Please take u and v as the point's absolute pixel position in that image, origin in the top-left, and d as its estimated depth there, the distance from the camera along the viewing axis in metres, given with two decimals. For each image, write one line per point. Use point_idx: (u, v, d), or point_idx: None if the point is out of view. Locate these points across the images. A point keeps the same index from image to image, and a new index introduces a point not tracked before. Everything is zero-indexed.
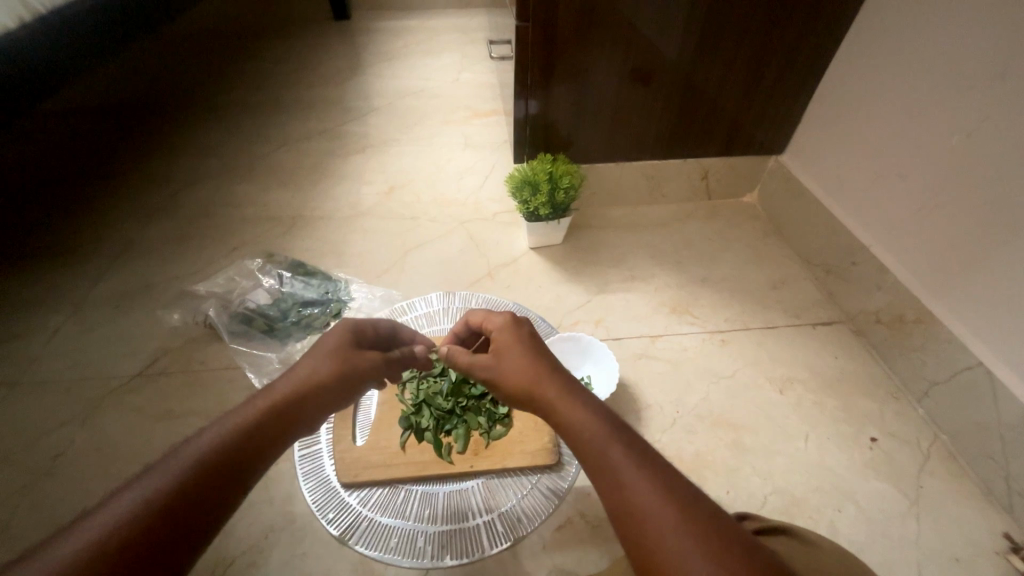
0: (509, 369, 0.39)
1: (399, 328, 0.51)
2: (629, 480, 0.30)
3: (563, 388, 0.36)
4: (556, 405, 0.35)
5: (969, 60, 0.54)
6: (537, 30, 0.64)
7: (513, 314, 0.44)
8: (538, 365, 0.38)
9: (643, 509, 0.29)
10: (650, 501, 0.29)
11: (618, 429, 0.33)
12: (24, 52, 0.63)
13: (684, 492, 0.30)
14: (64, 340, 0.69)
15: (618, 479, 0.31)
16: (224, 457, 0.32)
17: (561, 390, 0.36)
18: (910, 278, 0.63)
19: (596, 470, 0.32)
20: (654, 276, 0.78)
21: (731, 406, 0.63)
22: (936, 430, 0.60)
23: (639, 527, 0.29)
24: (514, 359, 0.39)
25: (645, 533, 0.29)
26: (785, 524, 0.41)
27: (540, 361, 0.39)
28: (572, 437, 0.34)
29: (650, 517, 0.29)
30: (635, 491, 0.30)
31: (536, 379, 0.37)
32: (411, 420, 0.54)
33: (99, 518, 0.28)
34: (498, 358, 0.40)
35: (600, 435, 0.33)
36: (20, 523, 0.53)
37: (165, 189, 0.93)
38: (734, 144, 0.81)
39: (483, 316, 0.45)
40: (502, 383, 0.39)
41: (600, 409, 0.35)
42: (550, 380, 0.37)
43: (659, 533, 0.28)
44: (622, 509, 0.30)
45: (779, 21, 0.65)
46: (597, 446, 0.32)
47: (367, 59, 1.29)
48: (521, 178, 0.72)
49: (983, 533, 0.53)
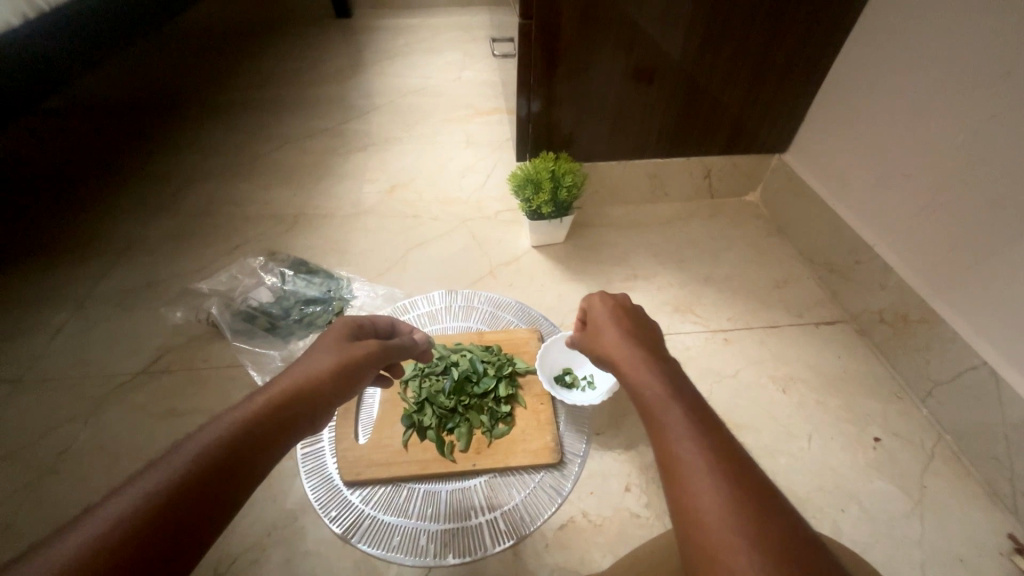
0: (605, 342, 0.42)
1: (395, 323, 0.53)
2: (677, 438, 0.30)
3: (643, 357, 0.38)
4: (630, 369, 0.37)
5: (974, 59, 0.53)
6: (540, 28, 0.64)
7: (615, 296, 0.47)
8: (625, 341, 0.40)
9: (687, 465, 0.29)
10: (694, 461, 0.29)
11: (684, 396, 0.34)
12: (24, 48, 0.63)
13: (732, 458, 0.30)
14: (67, 338, 0.70)
15: (668, 435, 0.31)
16: (229, 452, 0.33)
17: (638, 359, 0.38)
18: (914, 277, 0.63)
19: (653, 425, 0.32)
20: (657, 275, 0.78)
21: (734, 406, 0.62)
22: (941, 430, 0.60)
23: (678, 480, 0.29)
24: (609, 334, 0.42)
25: (682, 485, 0.29)
26: None
27: (630, 338, 0.41)
28: (637, 394, 0.35)
29: (692, 472, 0.29)
30: (682, 449, 0.30)
31: (620, 349, 0.40)
32: (414, 419, 0.56)
33: (99, 515, 0.27)
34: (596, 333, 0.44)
35: (664, 397, 0.33)
36: (24, 520, 0.53)
37: (167, 187, 0.93)
38: (737, 143, 0.81)
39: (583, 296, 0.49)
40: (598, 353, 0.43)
41: (671, 377, 0.35)
42: (635, 351, 0.39)
43: (694, 486, 0.28)
44: (666, 462, 0.30)
45: (784, 18, 0.65)
46: (657, 404, 0.33)
47: (369, 57, 1.29)
48: (524, 177, 0.72)
49: (987, 533, 0.52)
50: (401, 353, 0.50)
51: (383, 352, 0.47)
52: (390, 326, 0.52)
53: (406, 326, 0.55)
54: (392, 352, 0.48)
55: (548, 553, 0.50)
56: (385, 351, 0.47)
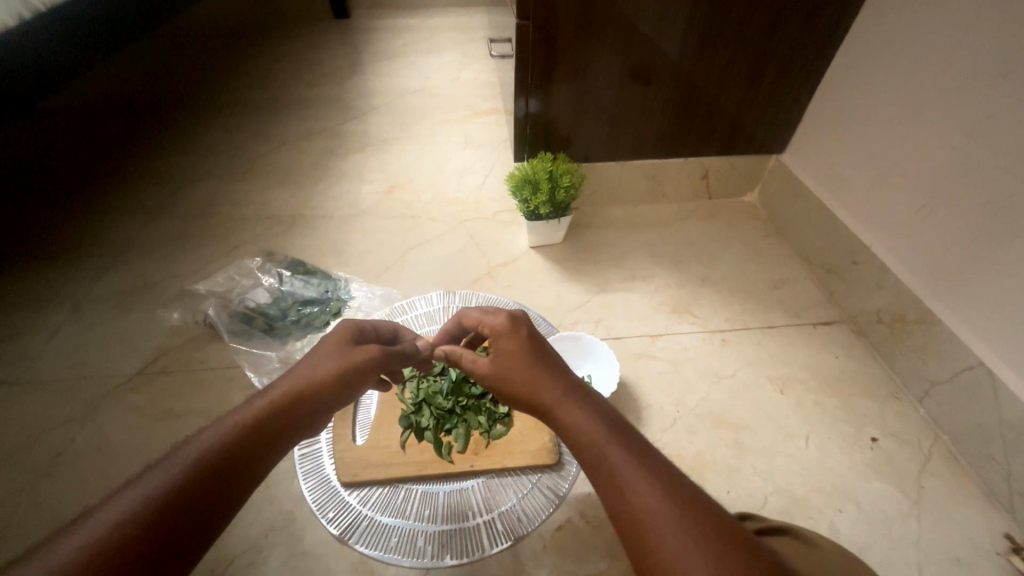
0: (516, 375, 0.38)
1: (400, 330, 0.52)
2: (632, 484, 0.29)
3: (565, 389, 0.35)
4: (555, 406, 0.35)
5: (971, 59, 0.54)
6: (537, 28, 0.64)
7: (508, 312, 0.43)
8: (541, 368, 0.37)
9: (645, 513, 0.28)
10: (651, 505, 0.28)
11: (619, 432, 0.33)
12: (21, 48, 0.63)
13: (685, 494, 0.29)
14: (64, 339, 0.69)
15: (622, 483, 0.30)
16: (224, 458, 0.32)
17: (564, 394, 0.35)
18: (911, 278, 0.63)
19: (597, 471, 0.31)
20: (654, 275, 0.78)
21: (731, 406, 0.62)
22: (937, 430, 0.60)
23: (641, 531, 0.28)
24: (519, 366, 0.38)
25: (645, 535, 0.28)
26: (786, 525, 0.42)
27: (543, 364, 0.37)
28: (576, 439, 0.33)
29: (652, 520, 0.28)
30: (637, 495, 0.29)
31: (535, 381, 0.36)
32: (411, 419, 0.55)
33: (101, 517, 0.27)
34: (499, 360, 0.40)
35: (604, 439, 0.32)
36: (20, 523, 0.53)
37: (165, 187, 0.93)
38: (735, 143, 0.81)
39: (481, 314, 0.45)
40: (504, 386, 0.39)
41: (604, 412, 0.34)
42: (552, 383, 0.36)
43: (658, 532, 0.27)
44: (624, 513, 0.29)
45: (782, 19, 0.65)
46: (600, 449, 0.31)
47: (367, 58, 1.29)
48: (522, 177, 0.72)
49: (984, 532, 0.53)
50: (407, 358, 0.48)
51: (385, 358, 0.45)
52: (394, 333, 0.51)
53: (411, 333, 0.54)
54: (396, 358, 0.47)
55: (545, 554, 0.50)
56: (388, 354, 0.45)
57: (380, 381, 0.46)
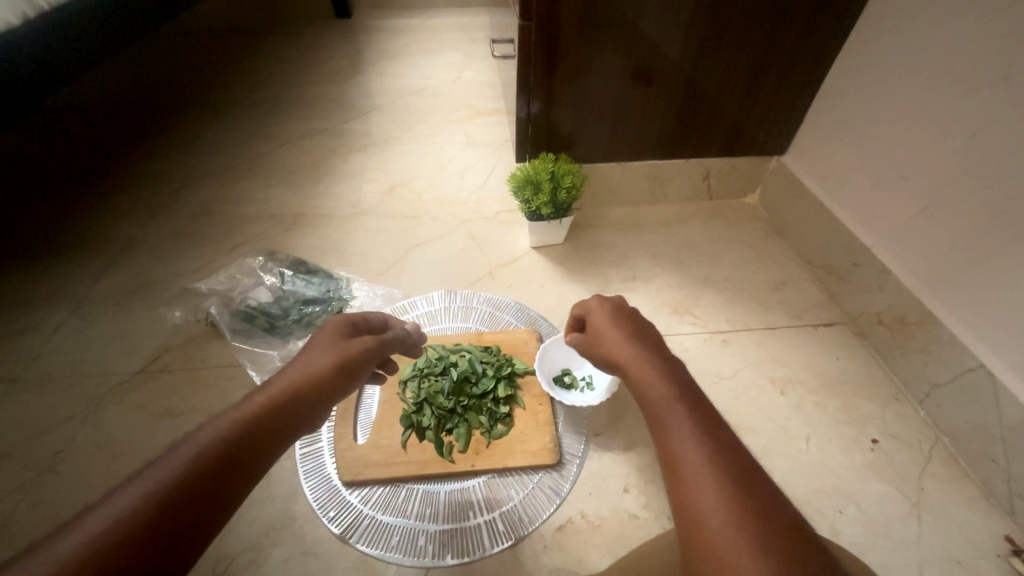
0: (607, 344, 0.41)
1: (388, 319, 0.53)
2: (686, 446, 0.30)
3: (645, 358, 0.38)
4: (633, 370, 0.37)
5: (973, 62, 0.54)
6: (540, 29, 0.64)
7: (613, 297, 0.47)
8: (630, 342, 0.40)
9: (693, 474, 0.29)
10: (699, 469, 0.29)
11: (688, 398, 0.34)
12: (24, 46, 0.63)
13: (736, 465, 0.29)
14: (65, 337, 0.69)
15: (676, 444, 0.31)
16: (226, 454, 0.33)
17: (641, 361, 0.38)
18: (912, 280, 0.63)
19: (656, 427, 0.33)
20: (655, 276, 0.78)
21: (732, 407, 0.63)
22: (938, 432, 0.60)
23: (686, 490, 0.29)
24: (612, 336, 0.42)
25: (690, 493, 0.28)
26: None
27: (632, 339, 0.40)
28: (642, 399, 0.35)
29: (699, 482, 0.28)
30: (689, 457, 0.30)
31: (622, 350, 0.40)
32: (413, 419, 0.56)
33: (99, 515, 0.27)
34: (596, 334, 0.43)
35: (667, 403, 0.33)
36: (21, 520, 0.53)
37: (167, 186, 0.93)
38: (737, 144, 0.81)
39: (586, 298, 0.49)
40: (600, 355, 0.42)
41: (676, 379, 0.35)
42: (637, 353, 0.39)
43: (701, 492, 0.28)
44: (673, 472, 0.30)
45: (784, 21, 0.65)
46: (663, 410, 0.33)
47: (369, 58, 1.29)
48: (524, 177, 0.72)
49: (984, 534, 0.53)
50: (393, 348, 0.51)
51: (379, 348, 0.48)
52: (383, 322, 0.52)
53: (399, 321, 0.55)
54: (384, 351, 0.49)
55: (547, 554, 0.50)
56: (378, 349, 0.47)
57: (371, 374, 0.48)
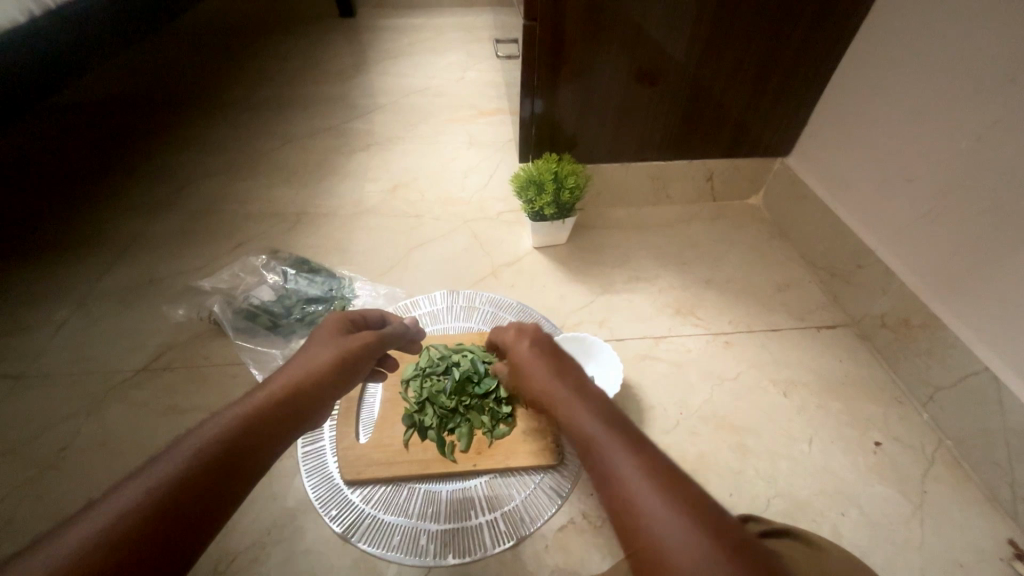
0: (531, 377, 0.42)
1: (387, 315, 0.54)
2: (618, 464, 0.30)
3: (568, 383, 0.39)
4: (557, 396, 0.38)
5: (979, 64, 0.53)
6: (545, 29, 0.64)
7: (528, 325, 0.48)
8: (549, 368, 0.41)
9: (630, 492, 0.29)
10: (629, 476, 0.29)
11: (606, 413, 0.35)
12: (30, 43, 0.63)
13: (667, 471, 0.30)
14: (69, 335, 0.70)
15: (610, 466, 0.31)
16: (227, 451, 0.33)
17: (562, 387, 0.38)
18: (917, 282, 0.63)
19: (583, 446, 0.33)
20: (658, 277, 0.78)
21: (734, 409, 0.62)
22: (941, 435, 0.60)
23: (628, 509, 0.28)
24: (532, 365, 0.43)
25: (631, 510, 0.28)
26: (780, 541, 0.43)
27: (553, 365, 0.42)
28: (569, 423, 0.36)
29: (637, 498, 0.28)
30: (623, 475, 0.30)
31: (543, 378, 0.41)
32: (415, 418, 0.56)
33: (105, 509, 0.27)
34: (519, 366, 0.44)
35: (589, 423, 0.34)
36: (23, 516, 0.53)
37: (172, 184, 0.93)
38: (741, 145, 0.81)
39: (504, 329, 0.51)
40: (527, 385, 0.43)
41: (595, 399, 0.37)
42: (558, 379, 0.40)
43: (642, 508, 0.28)
44: (611, 498, 0.30)
45: (789, 22, 0.65)
46: (589, 436, 0.33)
47: (372, 57, 1.29)
48: (527, 177, 0.72)
49: (987, 538, 0.52)
50: (393, 343, 0.51)
51: (380, 342, 0.48)
52: (381, 319, 0.53)
53: (398, 317, 0.56)
54: (386, 344, 0.49)
55: (547, 554, 0.50)
56: (380, 343, 0.48)
57: (372, 370, 0.48)
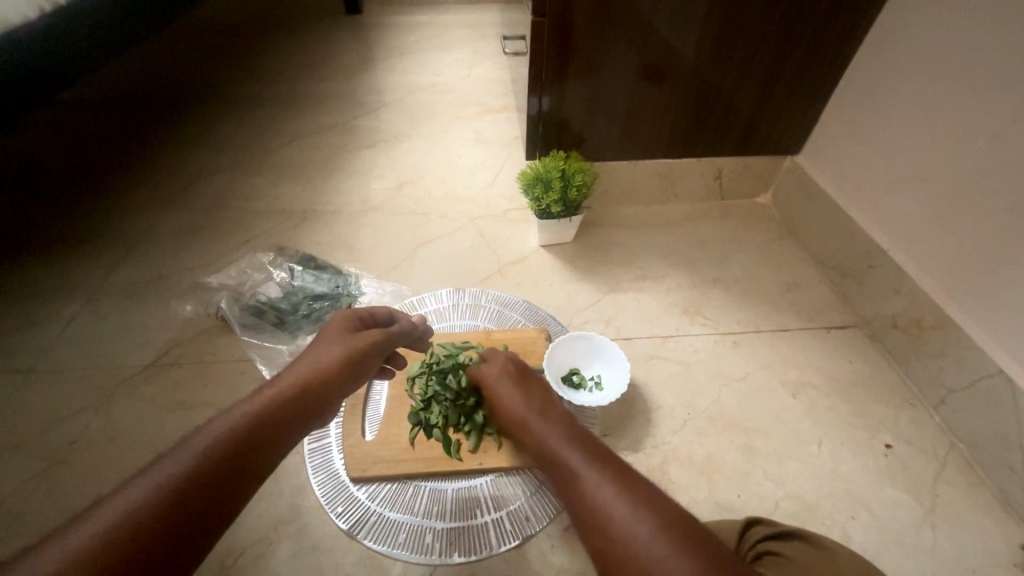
0: (505, 403, 0.44)
1: (394, 313, 0.53)
2: (585, 476, 0.33)
3: (540, 409, 0.41)
4: (530, 420, 0.40)
5: (993, 63, 0.53)
6: (553, 27, 0.64)
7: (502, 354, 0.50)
8: (523, 395, 0.43)
9: (599, 501, 0.31)
10: (599, 488, 0.32)
11: (576, 436, 0.37)
12: (41, 40, 0.64)
13: (631, 479, 0.32)
14: (77, 330, 0.70)
15: (580, 479, 0.33)
16: (235, 448, 0.33)
17: (533, 414, 0.41)
18: (930, 284, 0.62)
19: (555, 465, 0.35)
20: (665, 276, 0.78)
21: (743, 409, 0.62)
22: (954, 438, 0.59)
23: (598, 516, 0.31)
24: (506, 392, 0.44)
25: (600, 516, 0.30)
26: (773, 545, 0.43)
27: (527, 393, 0.43)
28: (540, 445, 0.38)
29: (606, 505, 0.31)
30: (593, 487, 0.32)
31: (516, 405, 0.43)
32: (421, 416, 0.54)
33: (116, 506, 0.27)
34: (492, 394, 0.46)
35: (561, 446, 0.36)
36: (33, 510, 0.53)
37: (179, 180, 0.94)
38: (750, 144, 0.80)
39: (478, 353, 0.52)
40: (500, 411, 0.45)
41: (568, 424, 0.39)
42: (532, 405, 0.42)
43: (610, 514, 0.30)
44: (581, 507, 0.32)
45: (800, 19, 0.64)
46: (560, 456, 0.35)
47: (379, 53, 1.29)
48: (533, 176, 0.72)
49: (1001, 543, 0.52)
50: (401, 341, 0.51)
51: (387, 340, 0.48)
52: (388, 316, 0.52)
53: (405, 313, 0.55)
54: (393, 342, 0.49)
55: (554, 554, 0.50)
56: (387, 342, 0.48)
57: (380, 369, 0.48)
